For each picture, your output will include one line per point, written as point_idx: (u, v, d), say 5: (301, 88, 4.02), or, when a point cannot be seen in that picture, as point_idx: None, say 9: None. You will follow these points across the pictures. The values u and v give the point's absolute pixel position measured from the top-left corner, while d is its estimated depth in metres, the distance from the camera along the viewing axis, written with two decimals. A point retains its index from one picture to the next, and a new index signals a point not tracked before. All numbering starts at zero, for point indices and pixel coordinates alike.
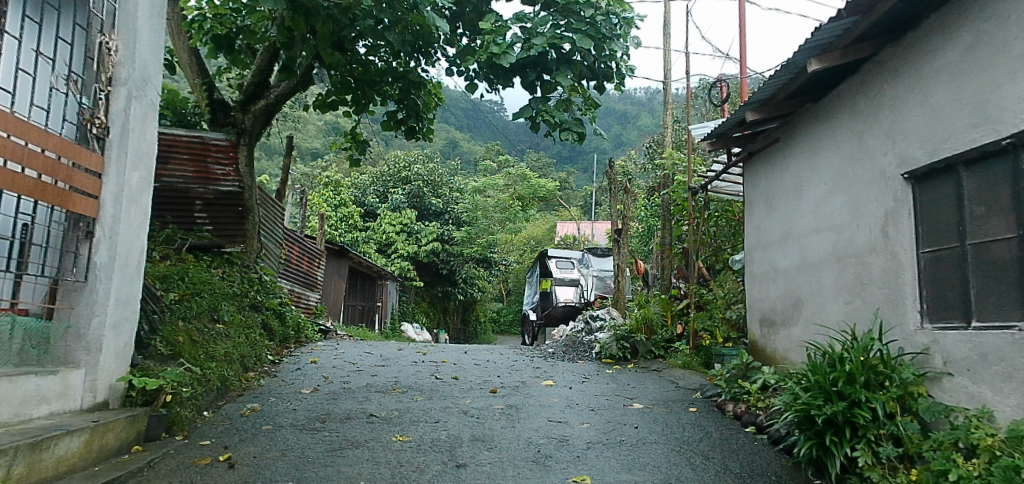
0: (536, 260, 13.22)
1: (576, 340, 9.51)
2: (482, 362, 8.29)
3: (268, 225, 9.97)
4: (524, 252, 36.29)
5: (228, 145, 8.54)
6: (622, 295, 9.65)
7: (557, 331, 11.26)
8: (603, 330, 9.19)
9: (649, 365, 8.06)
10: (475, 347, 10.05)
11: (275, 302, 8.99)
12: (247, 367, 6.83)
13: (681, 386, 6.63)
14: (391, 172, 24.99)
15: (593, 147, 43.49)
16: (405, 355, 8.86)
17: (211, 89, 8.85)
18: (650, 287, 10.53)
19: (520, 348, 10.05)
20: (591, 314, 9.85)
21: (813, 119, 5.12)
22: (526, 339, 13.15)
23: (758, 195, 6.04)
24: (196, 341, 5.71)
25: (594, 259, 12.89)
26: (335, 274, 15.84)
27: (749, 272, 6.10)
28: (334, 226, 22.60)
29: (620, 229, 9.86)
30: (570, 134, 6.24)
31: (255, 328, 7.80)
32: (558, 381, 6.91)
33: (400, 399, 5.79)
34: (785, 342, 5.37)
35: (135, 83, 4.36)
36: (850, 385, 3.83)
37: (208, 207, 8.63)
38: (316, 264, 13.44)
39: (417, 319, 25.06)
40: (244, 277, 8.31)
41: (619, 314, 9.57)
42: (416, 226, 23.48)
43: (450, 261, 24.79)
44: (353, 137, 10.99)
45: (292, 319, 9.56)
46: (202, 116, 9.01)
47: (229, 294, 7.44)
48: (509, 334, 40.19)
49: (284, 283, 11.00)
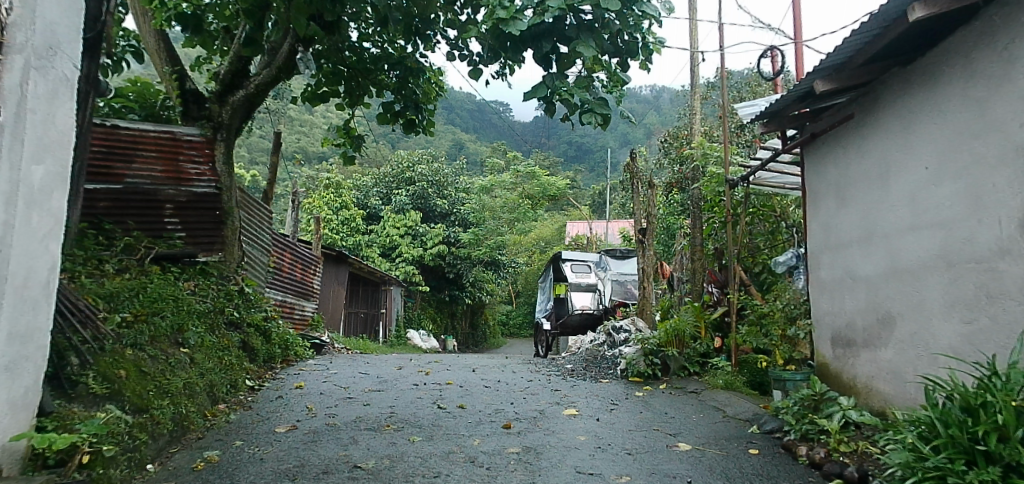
0: (548, 263, 12.15)
1: (597, 354, 8.42)
2: (493, 383, 7.24)
3: (253, 230, 9.00)
4: (533, 253, 35.28)
5: (202, 142, 7.76)
6: (649, 304, 8.58)
7: (574, 342, 10.22)
8: (629, 344, 8.09)
9: (685, 385, 6.97)
10: (484, 364, 9.01)
11: (258, 317, 7.97)
12: (217, 397, 5.82)
13: (730, 415, 5.55)
14: (395, 173, 24.00)
15: (603, 144, 42.31)
16: (405, 375, 7.82)
17: (183, 80, 7.85)
18: (677, 293, 9.45)
19: (534, 363, 9.00)
20: (612, 323, 8.72)
21: (905, 88, 4.06)
22: (537, 350, 12.01)
23: (825, 186, 4.99)
24: (145, 373, 4.70)
25: (612, 261, 11.84)
26: (333, 280, 14.77)
27: (815, 280, 5.04)
28: (335, 230, 21.66)
29: (644, 227, 8.74)
30: (595, 116, 5.08)
31: (230, 350, 6.79)
32: (583, 410, 5.84)
33: (394, 441, 4.75)
34: (871, 367, 4.32)
35: (34, 50, 3.32)
36: (1004, 442, 2.74)
37: (180, 211, 7.53)
38: (310, 272, 12.44)
39: (425, 326, 24.13)
40: (220, 291, 7.30)
41: (645, 324, 8.47)
42: (421, 229, 22.48)
43: (457, 264, 23.81)
44: (347, 131, 9.96)
45: (280, 335, 8.54)
46: (174, 110, 8.02)
47: (199, 311, 6.43)
48: (518, 337, 39.40)
49: (273, 295, 10.06)
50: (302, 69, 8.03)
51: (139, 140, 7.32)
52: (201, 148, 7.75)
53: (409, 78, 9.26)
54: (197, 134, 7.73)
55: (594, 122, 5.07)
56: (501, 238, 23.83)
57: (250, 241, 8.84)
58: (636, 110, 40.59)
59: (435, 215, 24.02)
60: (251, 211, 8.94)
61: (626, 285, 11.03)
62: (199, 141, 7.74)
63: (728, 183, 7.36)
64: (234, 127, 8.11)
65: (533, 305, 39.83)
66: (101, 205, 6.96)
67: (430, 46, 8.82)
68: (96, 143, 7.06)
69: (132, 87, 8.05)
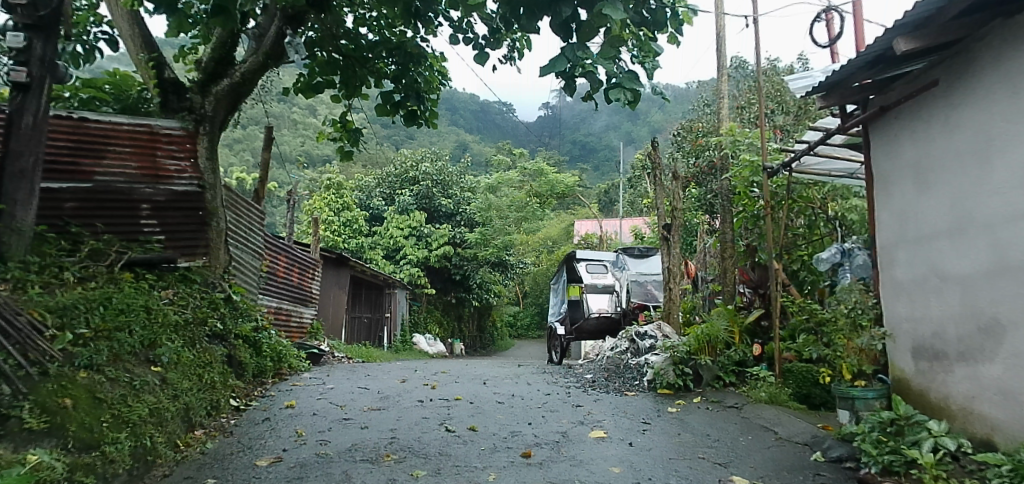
0: (561, 263, 11.34)
1: (620, 363, 7.66)
2: (507, 399, 6.50)
3: (243, 231, 8.29)
4: (540, 253, 34.61)
5: (183, 135, 7.09)
6: (675, 307, 7.80)
7: (592, 349, 9.47)
8: (656, 351, 7.33)
9: (723, 399, 6.21)
10: (496, 374, 8.27)
11: (247, 327, 7.26)
12: (193, 422, 5.10)
13: (784, 438, 4.79)
14: (398, 172, 23.30)
15: (610, 141, 41.56)
16: (410, 390, 7.08)
17: (161, 68, 7.08)
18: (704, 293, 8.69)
19: (551, 373, 8.26)
20: (636, 327, 7.95)
21: (1009, 41, 3.30)
22: (550, 356, 11.23)
23: (900, 169, 4.23)
24: (100, 400, 3.96)
25: (630, 260, 11.03)
26: (334, 285, 14.02)
27: (891, 279, 4.29)
28: (337, 232, 20.98)
29: (669, 222, 7.98)
30: (623, 93, 4.34)
31: (214, 365, 6.08)
32: (612, 432, 5.09)
33: (394, 477, 4.00)
34: (969, 385, 3.58)
35: None
36: None
37: (157, 212, 6.82)
38: (308, 276, 11.74)
39: (432, 329, 23.47)
40: (203, 299, 6.59)
41: (672, 329, 7.70)
42: (426, 229, 21.77)
43: (463, 265, 23.14)
44: (343, 125, 9.28)
45: (272, 346, 7.82)
46: (152, 102, 7.27)
47: (176, 323, 5.72)
48: (526, 338, 38.95)
49: (266, 302, 9.38)
50: (292, 55, 7.30)
51: (111, 134, 6.72)
52: (182, 143, 7.08)
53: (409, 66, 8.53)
54: (178, 128, 7.07)
55: (623, 100, 4.33)
56: (509, 238, 23.09)
57: (240, 242, 8.14)
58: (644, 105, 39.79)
59: (440, 215, 23.34)
60: (243, 210, 8.23)
61: (647, 286, 10.21)
62: (179, 134, 7.06)
63: (763, 172, 6.60)
64: (220, 121, 7.39)
65: (541, 306, 39.19)
66: (68, 206, 6.21)
67: (432, 29, 8.07)
68: (61, 136, 6.40)
69: (108, 78, 7.36)
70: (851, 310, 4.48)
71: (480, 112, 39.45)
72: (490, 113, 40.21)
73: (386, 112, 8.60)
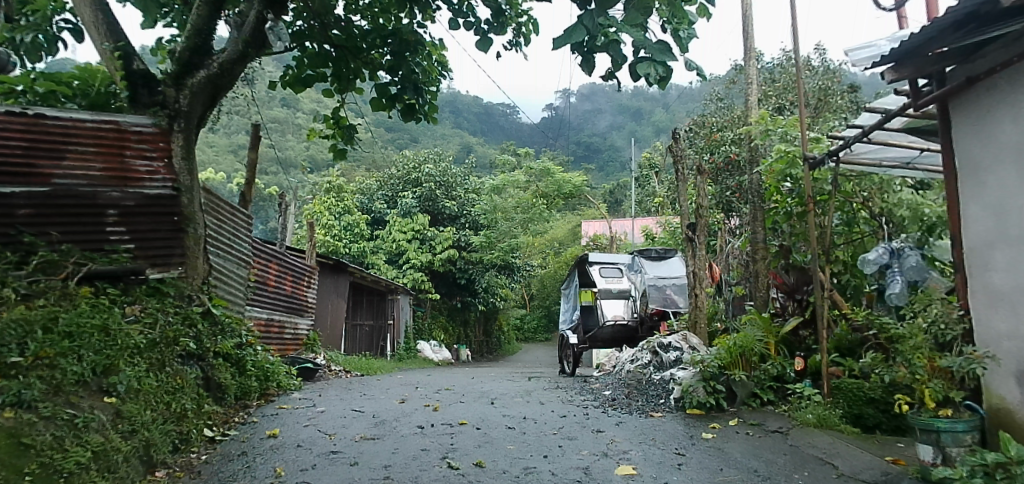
0: (573, 267, 10.65)
1: (642, 378, 6.91)
2: (517, 423, 5.76)
3: (228, 238, 7.61)
4: (547, 255, 34.02)
5: (155, 133, 6.39)
6: (702, 316, 7.05)
7: (609, 361, 8.75)
8: (683, 365, 6.59)
9: (763, 423, 5.46)
10: (504, 391, 7.54)
11: (228, 345, 6.56)
12: (154, 461, 4.40)
13: (849, 476, 4.02)
14: (400, 175, 22.65)
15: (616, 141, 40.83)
16: (410, 412, 6.36)
17: (129, 58, 6.37)
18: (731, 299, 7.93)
19: (564, 389, 7.53)
20: (658, 338, 7.21)
21: None
22: (563, 367, 10.51)
23: (998, 153, 3.50)
24: (25, 448, 3.26)
25: (648, 263, 9.89)
26: (331, 292, 13.28)
27: (986, 287, 3.56)
28: (338, 237, 20.33)
29: (694, 222, 7.24)
30: (653, 67, 3.49)
31: (186, 390, 5.38)
32: (641, 468, 4.33)
33: None
34: None
35: None
36: None
37: (125, 217, 6.15)
38: (302, 285, 11.06)
39: (437, 335, 22.78)
40: (176, 316, 5.89)
41: (700, 340, 6.94)
42: (429, 232, 21.12)
43: (469, 269, 22.46)
44: (336, 121, 8.49)
45: (257, 364, 7.11)
46: (121, 96, 6.57)
47: (140, 344, 5.03)
48: (533, 341, 38.36)
49: (253, 314, 8.70)
50: (275, 44, 6.63)
51: (73, 132, 6.02)
52: (154, 141, 6.38)
53: (405, 57, 7.83)
54: (149, 124, 6.37)
55: (654, 76, 3.50)
56: (515, 240, 22.39)
57: (224, 250, 7.45)
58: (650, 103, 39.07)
59: (444, 217, 22.67)
60: (227, 215, 7.55)
61: (665, 290, 9.42)
62: (150, 132, 6.36)
63: (802, 164, 5.86)
64: (197, 117, 6.71)
65: (547, 309, 38.51)
66: (22, 213, 5.54)
67: (429, 15, 7.37)
68: (16, 134, 5.70)
69: (76, 73, 6.70)
70: (934, 324, 3.72)
71: (483, 113, 38.83)
72: (493, 114, 39.62)
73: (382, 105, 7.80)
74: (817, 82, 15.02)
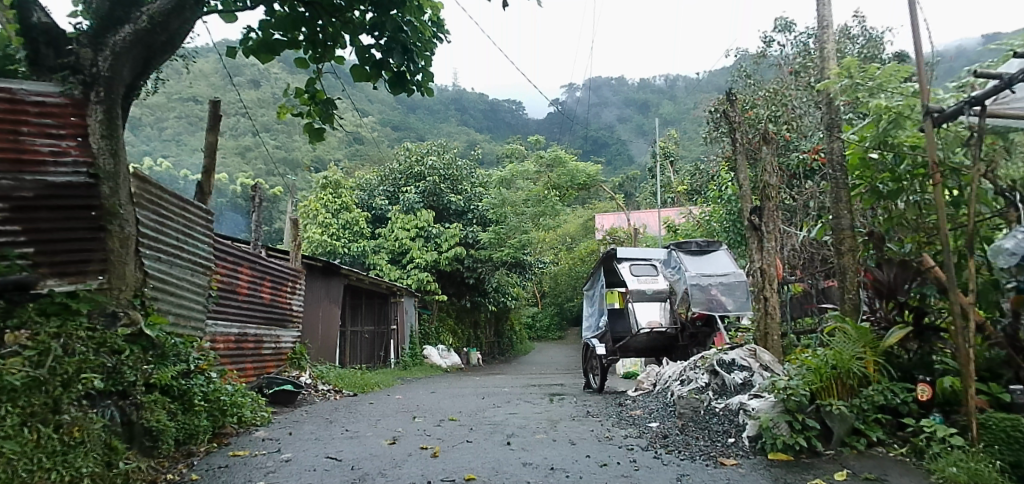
0: (599, 264, 9.05)
1: (699, 407, 5.38)
2: (544, 478, 4.23)
3: (179, 238, 6.17)
4: (558, 251, 32.70)
5: (64, 104, 4.97)
6: (774, 324, 5.50)
7: (647, 378, 7.25)
8: (752, 391, 5.08)
9: (886, 479, 3.91)
10: (521, 421, 6.01)
11: (168, 374, 5.06)
12: None
13: None
14: (402, 168, 21.19)
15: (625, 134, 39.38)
16: (399, 458, 4.83)
17: (26, 9, 4.92)
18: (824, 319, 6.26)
19: (598, 418, 6.00)
20: (717, 354, 5.66)
21: None
22: (587, 380, 9.02)
23: None
24: None
25: (687, 258, 8.25)
26: (324, 298, 11.84)
27: None
28: (336, 235, 18.94)
29: (760, 206, 5.69)
30: None
31: (91, 447, 3.90)
32: None
33: None
34: None
35: None
36: None
37: (21, 213, 4.71)
38: (285, 291, 9.63)
39: (446, 340, 21.27)
40: (88, 342, 4.40)
41: (773, 357, 5.40)
42: (434, 229, 19.62)
43: (477, 268, 21.01)
44: (311, 96, 6.87)
45: (213, 394, 5.62)
46: (20, 59, 5.17)
47: (13, 388, 3.56)
48: (546, 340, 37.17)
49: (219, 329, 7.28)
50: None
51: None
52: (62, 114, 4.95)
53: (392, 13, 5.77)
54: (56, 93, 4.96)
55: None
56: (527, 236, 20.81)
57: (173, 254, 6.01)
58: (660, 93, 37.61)
59: (450, 214, 21.20)
60: (174, 209, 6.10)
61: (709, 290, 7.80)
62: (57, 103, 4.95)
63: (923, 121, 4.30)
64: (125, 85, 5.27)
65: (560, 306, 37.21)
66: None
67: None
68: None
69: None
70: None
71: (489, 110, 37.66)
72: (499, 111, 38.40)
73: (367, 80, 5.89)
74: (860, 52, 13.41)
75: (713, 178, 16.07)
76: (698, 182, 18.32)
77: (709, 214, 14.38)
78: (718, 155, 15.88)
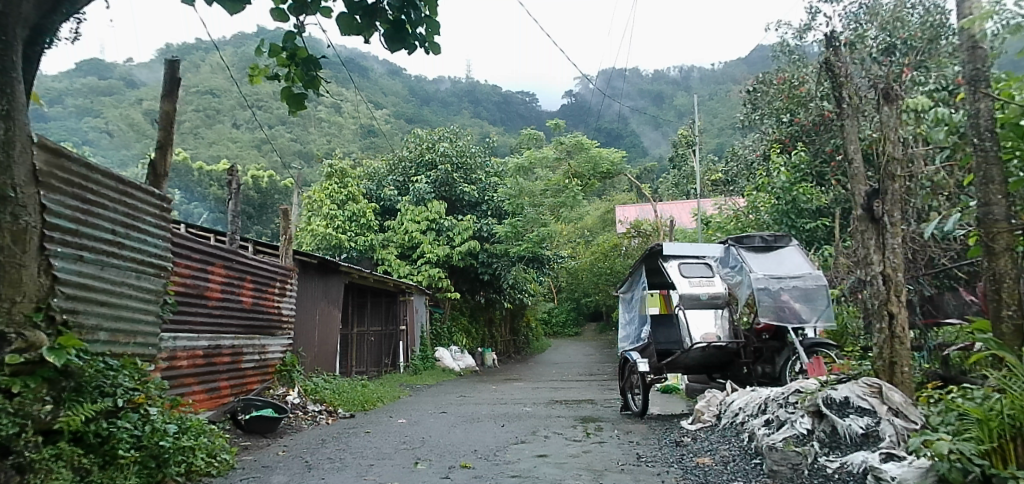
0: (641, 261, 7.54)
1: (802, 464, 3.86)
2: None
3: (118, 231, 4.79)
4: (577, 245, 31.29)
5: None
6: (903, 351, 4.04)
7: (707, 407, 5.82)
8: (882, 447, 3.59)
9: None
10: (558, 470, 4.59)
11: (80, 417, 3.72)
12: None
13: None
14: (412, 157, 19.83)
15: (638, 126, 37.83)
16: None
17: None
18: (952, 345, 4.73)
19: (656, 469, 4.56)
20: (822, 391, 4.20)
21: None
22: (624, 401, 7.60)
23: None
24: None
25: (749, 256, 6.81)
26: (321, 298, 10.51)
27: None
28: (343, 229, 17.60)
29: (879, 189, 4.21)
30: None
31: None
32: None
33: None
34: None
35: None
36: None
37: None
38: (271, 294, 8.29)
39: (459, 340, 19.93)
40: None
41: (905, 398, 3.92)
42: (447, 222, 18.25)
43: (493, 264, 19.61)
44: (291, 54, 4.95)
45: (149, 438, 4.22)
46: None
47: None
48: (562, 336, 35.98)
49: (180, 342, 5.92)
50: None
51: None
52: None
53: None
54: None
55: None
56: (546, 229, 19.39)
57: (108, 253, 4.63)
58: (674, 83, 36.28)
59: (463, 205, 19.85)
60: (111, 194, 4.72)
61: (780, 296, 6.35)
62: None
63: None
64: (26, 26, 3.91)
65: (577, 302, 35.92)
66: None
67: None
68: None
69: None
70: None
71: (502, 103, 36.45)
72: (512, 103, 37.18)
73: (358, 34, 3.94)
74: (923, 17, 11.71)
75: (751, 167, 14.56)
76: (732, 170, 16.82)
77: (752, 205, 12.86)
78: (758, 140, 14.37)
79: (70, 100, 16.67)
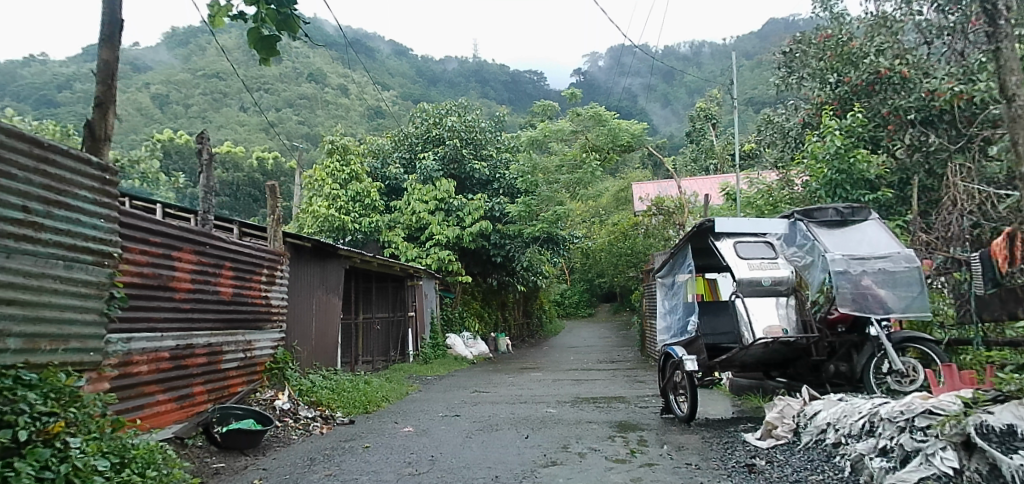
0: (686, 240, 6.46)
1: None
2: None
3: (35, 208, 3.72)
4: (591, 225, 30.17)
5: None
6: None
7: (781, 421, 4.73)
8: None
9: None
10: None
11: None
12: None
13: None
14: (419, 132, 18.63)
15: (651, 102, 36.41)
16: None
17: None
18: None
19: None
20: (974, 416, 3.08)
21: None
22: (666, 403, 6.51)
23: None
24: None
25: (821, 233, 5.70)
26: (319, 285, 9.47)
27: None
28: (345, 209, 16.56)
29: None
30: None
31: None
32: None
33: None
34: None
35: None
36: None
37: None
38: (257, 281, 7.24)
39: (471, 326, 18.91)
40: None
41: None
42: (456, 201, 17.13)
43: (506, 245, 18.49)
44: None
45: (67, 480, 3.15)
46: None
47: None
48: (575, 318, 35.13)
49: (138, 343, 4.89)
50: None
51: None
52: None
53: None
54: None
55: None
56: (562, 207, 18.20)
57: (18, 237, 3.58)
58: (685, 58, 34.76)
59: (473, 183, 18.73)
60: (23, 162, 3.66)
61: (861, 282, 5.22)
62: None
63: None
64: None
65: (590, 284, 34.90)
66: None
67: None
68: None
69: None
70: None
71: (511, 81, 35.27)
72: (521, 82, 35.97)
73: None
74: None
75: (789, 137, 13.31)
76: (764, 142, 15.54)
77: (793, 177, 11.66)
78: (796, 107, 13.09)
79: (77, 85, 17.66)
